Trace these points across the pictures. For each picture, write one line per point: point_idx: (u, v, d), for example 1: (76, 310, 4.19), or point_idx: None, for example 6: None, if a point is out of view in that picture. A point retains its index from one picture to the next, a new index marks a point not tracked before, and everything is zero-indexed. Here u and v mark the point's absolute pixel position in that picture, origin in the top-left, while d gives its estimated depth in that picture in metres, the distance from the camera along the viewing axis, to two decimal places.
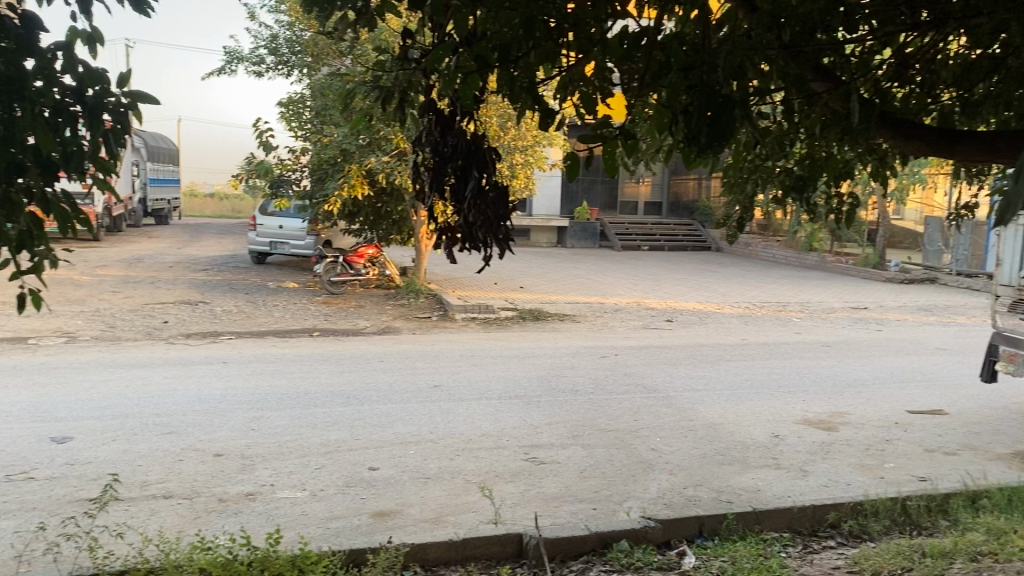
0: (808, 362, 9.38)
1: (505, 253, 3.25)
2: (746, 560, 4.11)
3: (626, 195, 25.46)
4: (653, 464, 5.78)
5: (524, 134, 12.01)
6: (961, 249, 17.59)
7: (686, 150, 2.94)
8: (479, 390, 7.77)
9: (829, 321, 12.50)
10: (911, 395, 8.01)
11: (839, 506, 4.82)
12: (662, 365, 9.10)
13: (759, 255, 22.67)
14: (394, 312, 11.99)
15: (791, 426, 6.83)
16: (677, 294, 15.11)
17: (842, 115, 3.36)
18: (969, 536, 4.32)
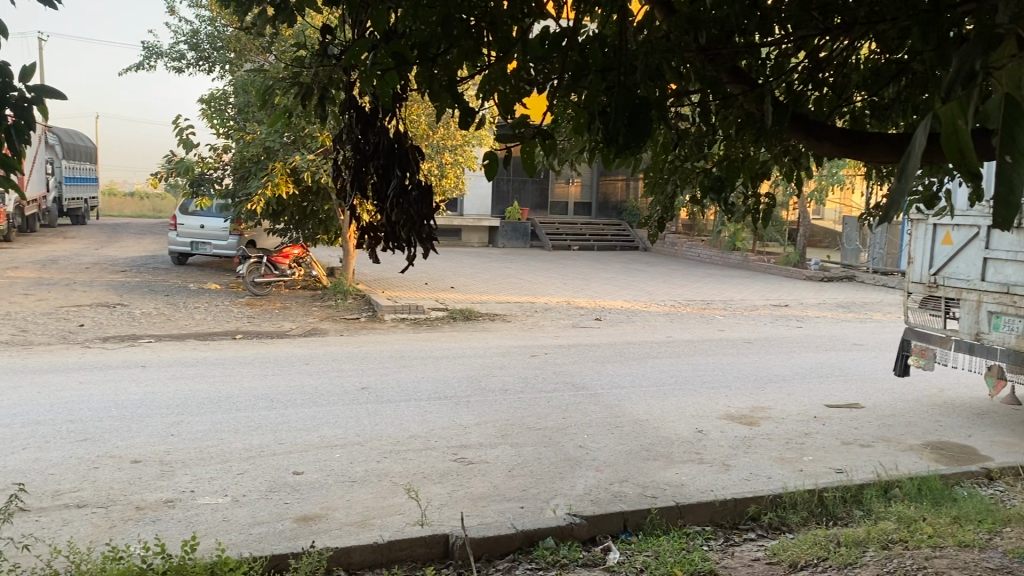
0: (731, 359, 9.60)
1: (429, 254, 3.22)
2: (669, 554, 4.18)
3: (556, 195, 25.52)
4: (581, 460, 5.83)
5: (452, 134, 11.97)
6: (877, 248, 18.17)
7: (605, 150, 2.95)
8: (408, 391, 7.72)
9: (751, 318, 12.81)
10: (828, 389, 8.26)
11: (759, 498, 4.92)
12: (590, 363, 9.20)
13: (685, 254, 23.09)
14: (321, 313, 11.84)
15: (714, 421, 6.98)
16: (605, 292, 15.28)
17: (756, 118, 3.42)
18: (881, 525, 4.47)
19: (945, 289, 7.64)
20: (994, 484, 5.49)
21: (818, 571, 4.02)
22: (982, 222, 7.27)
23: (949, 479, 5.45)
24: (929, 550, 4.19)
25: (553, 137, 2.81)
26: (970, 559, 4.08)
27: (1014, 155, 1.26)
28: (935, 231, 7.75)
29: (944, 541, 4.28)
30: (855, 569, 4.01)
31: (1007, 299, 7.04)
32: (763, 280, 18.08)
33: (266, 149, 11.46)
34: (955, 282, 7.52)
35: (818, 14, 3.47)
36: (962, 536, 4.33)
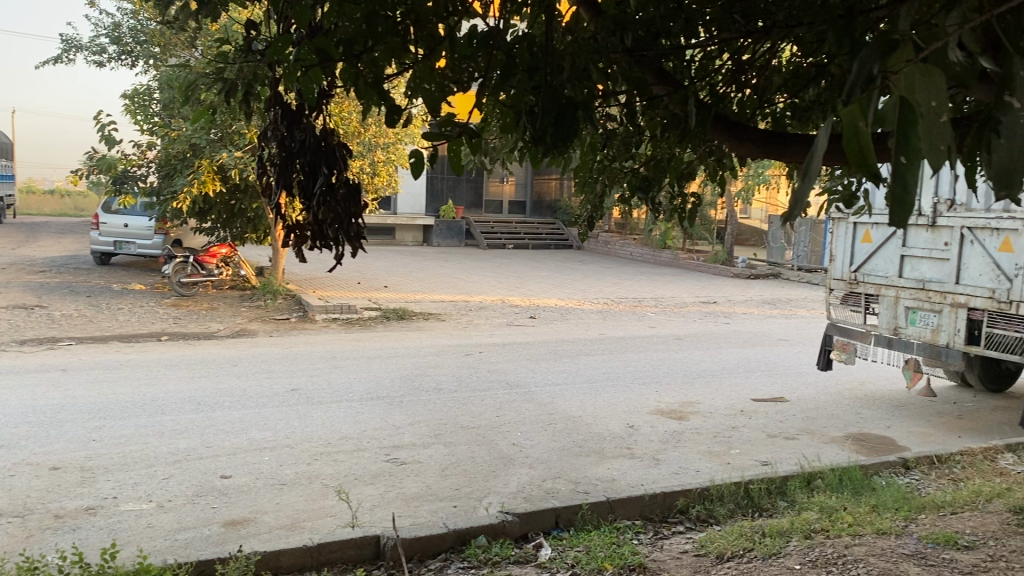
0: (662, 355, 9.75)
1: (358, 252, 3.19)
2: (600, 549, 4.23)
3: (490, 194, 25.50)
4: (514, 458, 5.85)
5: (385, 131, 11.87)
6: (801, 246, 18.67)
7: (533, 149, 2.96)
8: (339, 392, 7.63)
9: (680, 315, 13.03)
10: (755, 384, 8.46)
11: (687, 492, 5.02)
12: (523, 360, 9.24)
13: (618, 252, 23.35)
14: (250, 313, 11.62)
15: (645, 416, 7.08)
16: (539, 291, 15.35)
17: (680, 119, 3.48)
18: (804, 515, 4.60)
19: (865, 286, 7.89)
20: (911, 473, 5.70)
21: (744, 562, 4.11)
22: None
23: (869, 469, 5.63)
24: (849, 538, 4.33)
25: (480, 135, 2.82)
26: (887, 546, 4.22)
27: (908, 155, 1.27)
28: (855, 229, 8.01)
29: (863, 529, 4.42)
30: (778, 559, 4.11)
31: (923, 294, 7.30)
32: (693, 278, 18.42)
33: (192, 146, 11.23)
34: (874, 278, 7.78)
35: (740, 16, 3.54)
36: (880, 524, 4.48)
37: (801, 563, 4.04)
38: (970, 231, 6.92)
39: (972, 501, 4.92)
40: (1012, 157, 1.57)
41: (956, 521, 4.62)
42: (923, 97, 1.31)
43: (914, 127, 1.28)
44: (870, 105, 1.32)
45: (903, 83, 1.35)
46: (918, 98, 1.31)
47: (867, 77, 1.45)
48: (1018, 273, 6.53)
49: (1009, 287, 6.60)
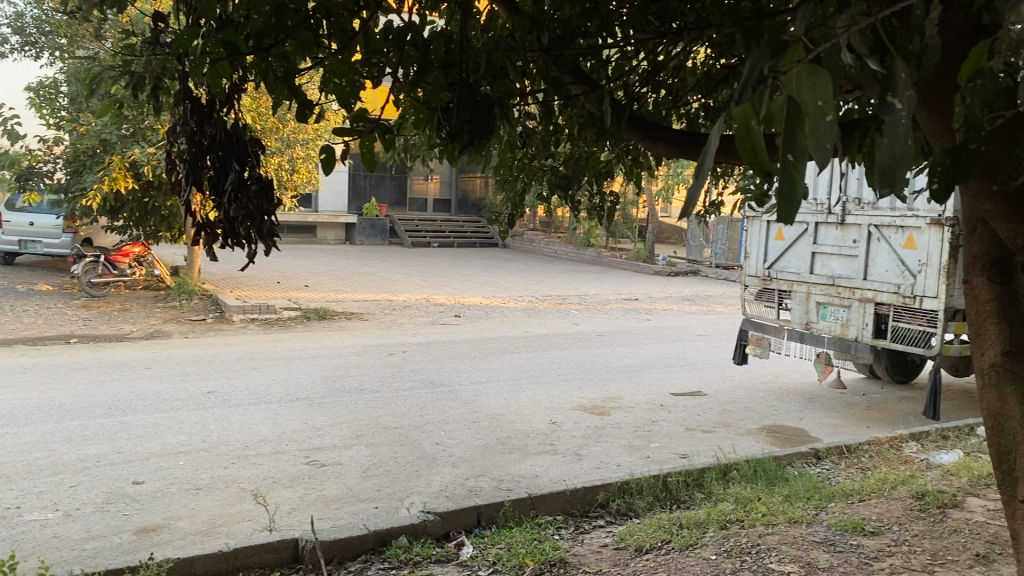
0: (585, 352, 9.85)
1: (271, 249, 3.11)
2: (522, 545, 4.25)
3: (414, 191, 25.31)
4: (436, 457, 5.83)
5: (305, 128, 11.54)
6: (719, 244, 19.15)
7: (448, 144, 2.94)
8: (257, 394, 7.47)
9: (603, 312, 13.19)
10: (674, 379, 8.62)
11: (607, 486, 5.08)
12: (447, 359, 9.21)
13: (542, 250, 23.49)
14: (165, 314, 11.29)
15: (568, 413, 7.14)
16: (463, 289, 15.33)
17: (597, 118, 3.53)
18: (720, 507, 4.71)
19: (778, 282, 8.13)
20: (822, 463, 5.89)
21: (662, 553, 4.18)
22: (810, 220, 7.79)
23: (782, 459, 5.79)
24: (762, 527, 4.45)
25: (393, 132, 2.78)
26: (798, 534, 4.35)
27: (794, 156, 1.15)
28: (769, 227, 8.25)
29: (776, 519, 4.55)
30: (694, 550, 4.20)
31: (833, 290, 7.56)
32: (615, 275, 18.66)
33: (102, 141, 10.86)
34: (787, 275, 8.03)
35: (654, 17, 3.59)
36: (792, 513, 4.62)
37: (716, 553, 4.13)
38: (876, 229, 7.20)
39: (878, 488, 5.12)
40: (894, 156, 1.24)
41: (863, 508, 4.79)
42: (808, 99, 1.19)
43: (801, 124, 1.17)
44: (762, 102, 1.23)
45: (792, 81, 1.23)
46: (803, 98, 1.19)
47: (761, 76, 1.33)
48: (922, 269, 6.79)
49: (913, 282, 6.87)
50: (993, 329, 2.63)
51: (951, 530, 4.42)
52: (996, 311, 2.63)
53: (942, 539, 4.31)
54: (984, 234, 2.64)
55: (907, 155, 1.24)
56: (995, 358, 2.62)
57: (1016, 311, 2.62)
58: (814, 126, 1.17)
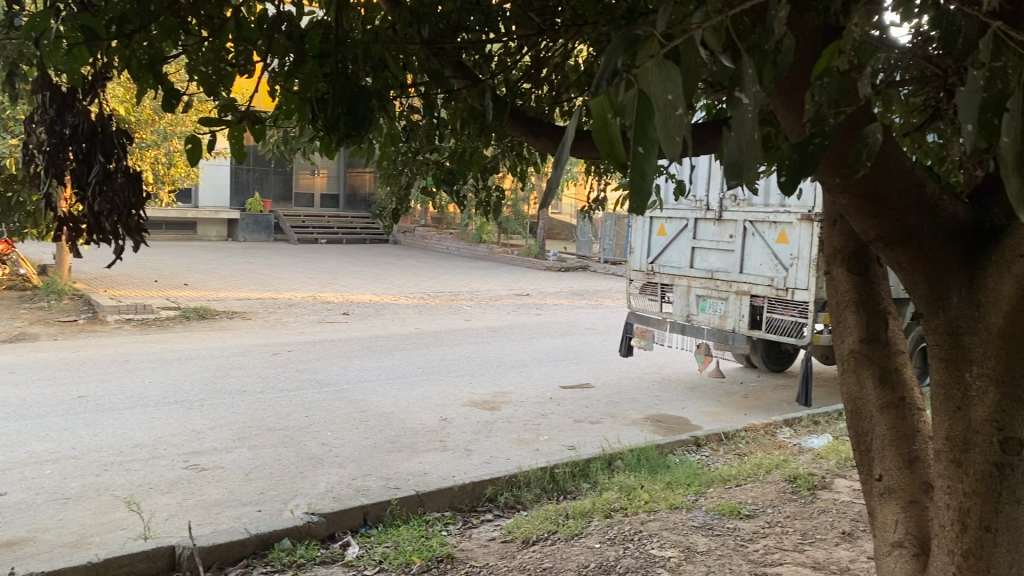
0: (474, 347, 9.87)
1: (139, 245, 2.94)
2: (409, 543, 4.22)
3: (300, 187, 24.69)
4: (323, 458, 5.73)
5: (183, 119, 11.21)
6: (606, 240, 19.64)
7: (324, 137, 2.88)
8: (132, 398, 7.15)
9: (494, 308, 13.24)
10: (563, 372, 8.74)
11: (495, 480, 5.10)
12: (334, 358, 9.05)
13: (433, 247, 23.36)
14: (31, 315, 10.66)
15: (458, 409, 7.13)
16: (352, 286, 15.09)
17: (478, 112, 3.49)
18: (605, 496, 4.80)
19: (660, 276, 8.36)
20: (701, 450, 6.08)
21: (548, 544, 4.23)
22: (690, 216, 8.04)
23: (664, 448, 5.95)
24: (644, 514, 4.57)
25: (261, 123, 2.71)
26: (679, 519, 4.49)
27: (647, 145, 1.03)
28: (651, 223, 8.47)
29: (658, 505, 4.68)
30: (580, 539, 4.27)
31: (712, 283, 7.83)
32: (506, 271, 18.79)
33: None
34: (668, 269, 8.27)
35: (536, 15, 3.56)
36: (673, 499, 4.76)
37: (600, 541, 4.21)
38: (751, 225, 7.49)
39: (753, 473, 5.33)
40: (742, 153, 1.13)
41: (739, 492, 4.98)
42: (659, 91, 1.04)
43: (651, 116, 1.04)
44: (615, 92, 1.08)
45: (640, 74, 1.08)
46: (653, 93, 1.05)
47: (612, 69, 1.19)
48: (793, 263, 7.11)
49: (786, 275, 7.18)
50: (852, 316, 2.77)
51: (820, 510, 4.65)
52: (855, 300, 2.77)
53: (812, 519, 4.53)
54: (842, 228, 2.78)
55: (754, 154, 1.13)
56: (854, 345, 2.76)
57: (873, 300, 2.76)
58: (666, 119, 1.04)
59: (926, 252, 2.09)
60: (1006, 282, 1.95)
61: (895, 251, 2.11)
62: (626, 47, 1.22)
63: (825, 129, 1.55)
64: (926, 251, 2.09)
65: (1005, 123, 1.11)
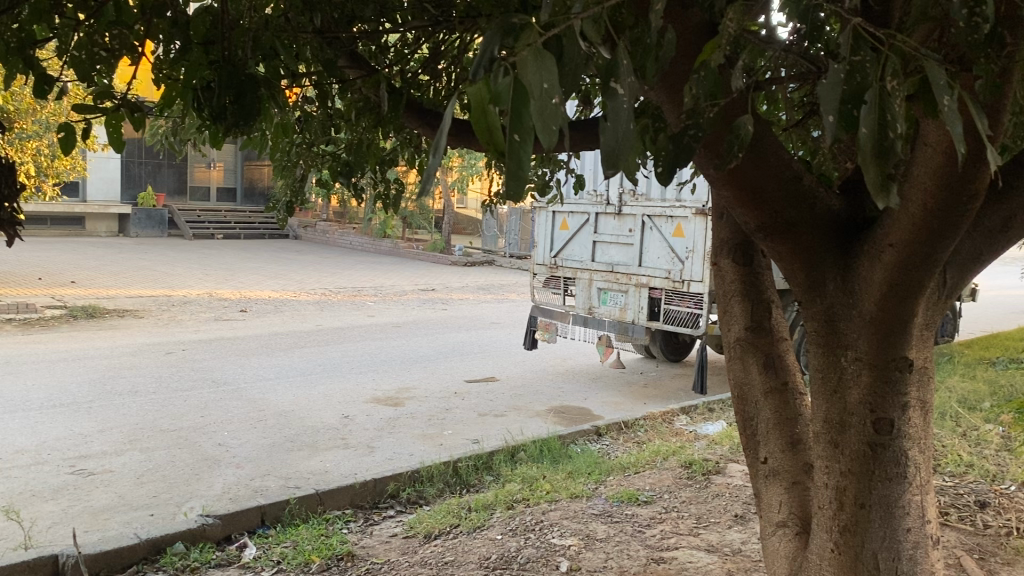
0: (377, 343, 9.77)
1: (12, 240, 2.58)
2: (308, 542, 4.14)
3: (195, 180, 23.90)
4: (220, 458, 5.57)
5: (65, 109, 10.65)
6: (513, 235, 19.89)
7: (211, 127, 2.79)
8: (13, 401, 6.78)
9: (398, 303, 13.13)
10: (467, 366, 8.74)
11: (397, 476, 5.05)
12: (232, 356, 8.80)
13: (336, 242, 22.99)
14: None
15: (360, 405, 7.04)
16: (250, 282, 14.73)
17: (373, 103, 3.44)
18: (508, 488, 4.83)
19: (563, 270, 8.45)
20: (602, 439, 6.19)
21: (450, 537, 4.22)
22: (591, 210, 8.16)
23: (566, 438, 6.02)
24: (546, 504, 4.62)
25: (142, 109, 2.60)
26: (579, 508, 4.55)
27: (522, 133, 1.03)
28: (553, 217, 8.55)
29: (559, 495, 4.74)
30: (482, 531, 4.27)
31: (613, 276, 7.97)
32: (411, 266, 18.67)
33: None
34: (570, 263, 8.37)
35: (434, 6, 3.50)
36: (573, 488, 4.83)
37: (502, 533, 4.23)
38: (649, 219, 7.66)
39: (651, 460, 5.46)
40: (617, 144, 1.14)
41: (638, 479, 5.09)
42: (534, 79, 1.04)
43: (527, 105, 1.04)
44: (492, 78, 1.08)
45: (516, 65, 1.08)
46: (527, 80, 1.05)
47: (488, 57, 1.18)
48: (689, 256, 7.30)
49: (682, 268, 7.37)
50: (738, 305, 2.86)
51: (714, 495, 4.79)
52: (740, 289, 2.85)
53: (706, 503, 4.66)
54: (728, 220, 2.87)
55: (629, 144, 1.15)
56: (739, 333, 2.84)
57: (757, 289, 2.86)
58: (541, 109, 1.04)
59: (803, 242, 2.17)
60: (877, 273, 2.05)
61: (774, 242, 2.19)
62: (502, 35, 1.21)
63: (699, 120, 1.58)
64: (804, 241, 2.17)
65: (863, 114, 1.16)
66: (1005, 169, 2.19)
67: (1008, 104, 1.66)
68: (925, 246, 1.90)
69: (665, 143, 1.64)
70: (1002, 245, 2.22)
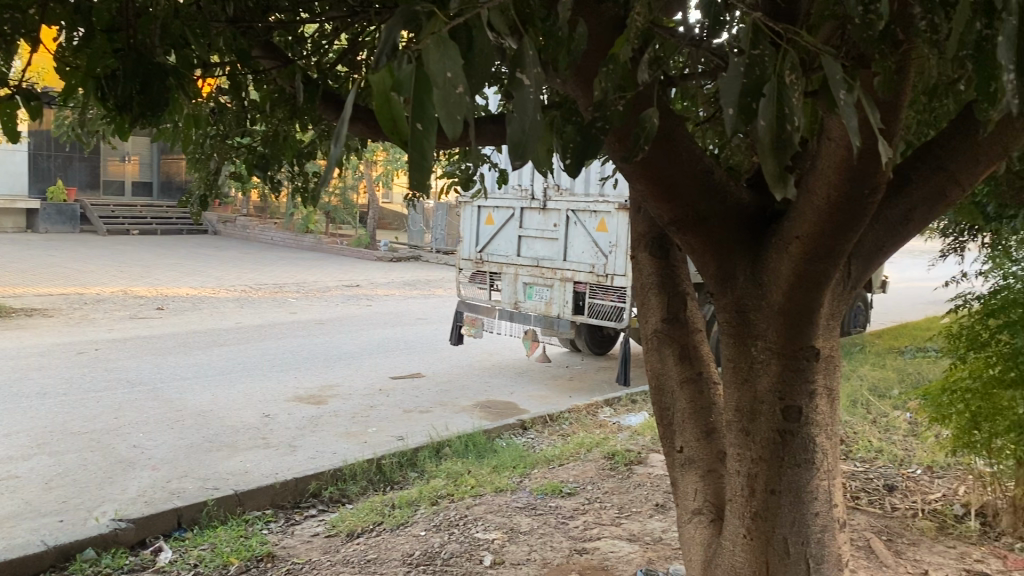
0: (300, 340, 9.60)
1: None
2: (226, 544, 4.05)
3: (109, 174, 23.10)
4: (134, 461, 5.39)
5: None
6: (440, 230, 19.78)
7: (116, 117, 2.70)
8: None
9: (321, 299, 12.93)
10: (391, 362, 8.67)
11: (319, 475, 4.98)
12: (148, 355, 8.54)
13: (258, 237, 22.50)
14: None
15: (282, 404, 6.91)
16: (167, 279, 14.29)
17: (289, 95, 3.36)
18: (432, 484, 4.80)
19: (489, 265, 8.45)
20: (527, 433, 6.21)
21: (372, 535, 4.18)
22: (516, 204, 8.18)
23: (491, 432, 6.03)
24: (470, 499, 4.61)
25: (38, 97, 2.48)
26: (503, 502, 4.56)
27: (425, 122, 1.03)
28: (479, 212, 8.55)
29: (483, 489, 4.74)
30: (405, 528, 4.24)
31: (538, 270, 8.00)
32: (336, 261, 18.41)
33: None
34: (496, 257, 8.38)
35: None
36: (498, 482, 4.84)
37: (426, 529, 4.21)
38: (573, 214, 7.72)
39: (575, 452, 5.51)
40: (526, 134, 1.14)
41: (562, 471, 5.13)
42: (437, 68, 1.04)
43: (430, 93, 1.04)
44: (395, 66, 1.07)
45: (418, 54, 1.07)
46: (429, 69, 1.04)
47: (392, 43, 1.17)
48: (612, 250, 7.39)
49: (605, 262, 7.45)
50: (655, 298, 2.90)
51: (635, 484, 4.87)
52: (657, 282, 2.90)
53: (628, 493, 4.73)
54: (644, 214, 2.91)
55: (537, 134, 1.15)
56: (656, 325, 2.88)
57: (674, 281, 2.91)
58: (444, 97, 1.03)
59: (714, 234, 2.22)
60: (784, 264, 2.10)
61: (687, 234, 2.22)
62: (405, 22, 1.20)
63: (605, 113, 1.60)
64: (715, 234, 2.22)
65: (762, 107, 1.20)
66: (904, 164, 2.27)
67: (904, 100, 1.73)
68: (828, 237, 1.96)
69: (574, 133, 1.67)
70: (901, 237, 2.30)
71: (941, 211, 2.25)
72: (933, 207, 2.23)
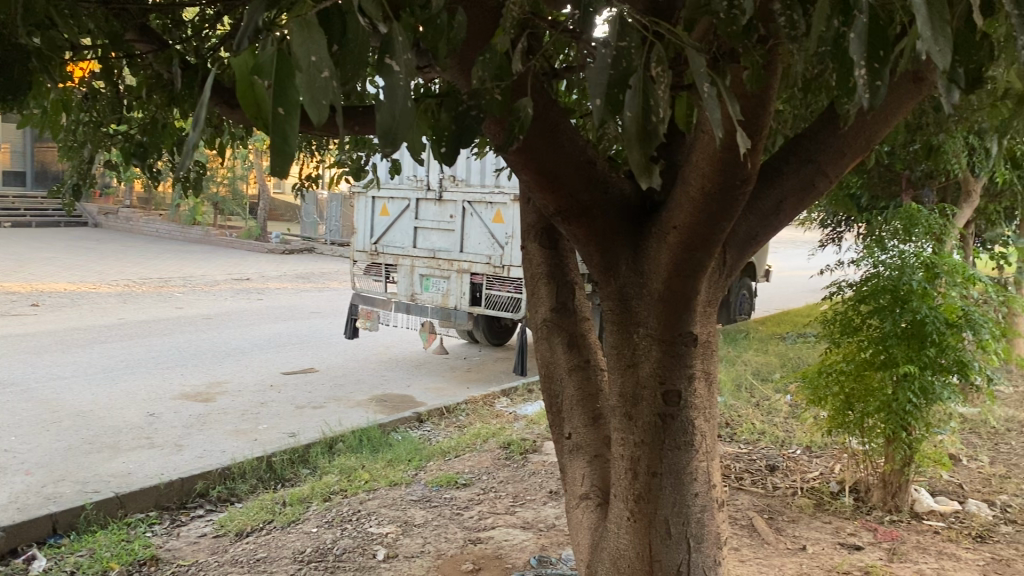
0: (186, 336, 9.27)
1: None
2: (106, 549, 3.88)
3: None
4: (5, 466, 5.10)
5: None
6: (333, 221, 19.61)
7: None
8: None
9: (210, 294, 12.52)
10: (284, 357, 8.48)
11: (207, 474, 4.83)
12: (21, 354, 8.08)
13: (142, 230, 21.58)
14: None
15: (167, 403, 6.66)
16: (42, 275, 13.54)
17: (167, 80, 3.21)
18: (325, 479, 4.72)
19: (384, 256, 8.36)
20: (423, 425, 6.19)
21: (262, 534, 4.09)
22: (412, 195, 8.12)
23: (386, 426, 5.97)
24: (363, 493, 4.56)
25: None
26: (397, 495, 4.53)
27: (286, 107, 1.01)
28: (373, 203, 8.45)
29: (377, 483, 4.70)
30: (296, 526, 4.16)
31: (434, 262, 7.96)
32: (226, 254, 17.85)
33: None
34: (391, 249, 8.30)
35: None
36: (392, 476, 4.80)
37: (317, 525, 4.14)
38: (469, 204, 7.74)
39: (471, 443, 5.52)
40: (395, 121, 1.12)
41: (457, 462, 5.14)
42: (302, 52, 1.02)
43: (293, 77, 1.02)
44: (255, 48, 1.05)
45: (280, 38, 1.05)
46: (293, 51, 1.02)
47: (255, 27, 1.14)
48: (508, 241, 7.46)
49: (501, 253, 7.51)
50: (544, 288, 2.92)
51: (530, 473, 4.92)
52: (547, 272, 2.92)
53: (523, 481, 4.78)
54: (532, 204, 2.93)
55: (407, 121, 1.13)
56: (546, 314, 2.92)
57: (562, 271, 2.94)
58: (309, 81, 1.02)
59: (598, 225, 2.25)
60: (664, 254, 2.16)
61: (572, 225, 2.25)
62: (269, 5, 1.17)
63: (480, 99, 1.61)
64: (598, 224, 2.25)
65: (628, 98, 1.24)
66: (775, 158, 2.37)
67: (771, 96, 1.81)
68: (705, 227, 2.02)
69: (450, 120, 1.69)
70: (773, 227, 2.39)
71: (809, 201, 2.36)
72: (803, 197, 2.34)
